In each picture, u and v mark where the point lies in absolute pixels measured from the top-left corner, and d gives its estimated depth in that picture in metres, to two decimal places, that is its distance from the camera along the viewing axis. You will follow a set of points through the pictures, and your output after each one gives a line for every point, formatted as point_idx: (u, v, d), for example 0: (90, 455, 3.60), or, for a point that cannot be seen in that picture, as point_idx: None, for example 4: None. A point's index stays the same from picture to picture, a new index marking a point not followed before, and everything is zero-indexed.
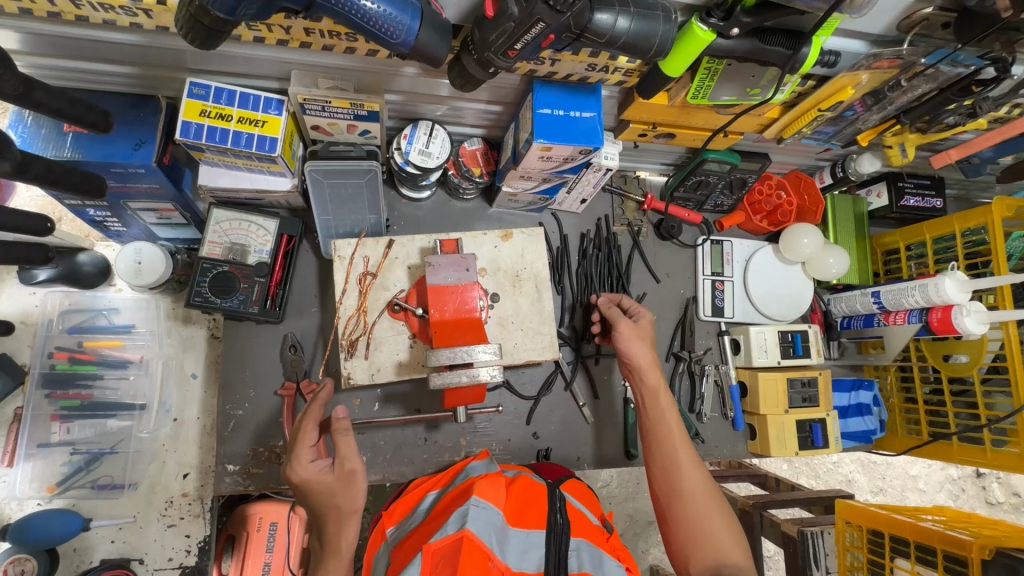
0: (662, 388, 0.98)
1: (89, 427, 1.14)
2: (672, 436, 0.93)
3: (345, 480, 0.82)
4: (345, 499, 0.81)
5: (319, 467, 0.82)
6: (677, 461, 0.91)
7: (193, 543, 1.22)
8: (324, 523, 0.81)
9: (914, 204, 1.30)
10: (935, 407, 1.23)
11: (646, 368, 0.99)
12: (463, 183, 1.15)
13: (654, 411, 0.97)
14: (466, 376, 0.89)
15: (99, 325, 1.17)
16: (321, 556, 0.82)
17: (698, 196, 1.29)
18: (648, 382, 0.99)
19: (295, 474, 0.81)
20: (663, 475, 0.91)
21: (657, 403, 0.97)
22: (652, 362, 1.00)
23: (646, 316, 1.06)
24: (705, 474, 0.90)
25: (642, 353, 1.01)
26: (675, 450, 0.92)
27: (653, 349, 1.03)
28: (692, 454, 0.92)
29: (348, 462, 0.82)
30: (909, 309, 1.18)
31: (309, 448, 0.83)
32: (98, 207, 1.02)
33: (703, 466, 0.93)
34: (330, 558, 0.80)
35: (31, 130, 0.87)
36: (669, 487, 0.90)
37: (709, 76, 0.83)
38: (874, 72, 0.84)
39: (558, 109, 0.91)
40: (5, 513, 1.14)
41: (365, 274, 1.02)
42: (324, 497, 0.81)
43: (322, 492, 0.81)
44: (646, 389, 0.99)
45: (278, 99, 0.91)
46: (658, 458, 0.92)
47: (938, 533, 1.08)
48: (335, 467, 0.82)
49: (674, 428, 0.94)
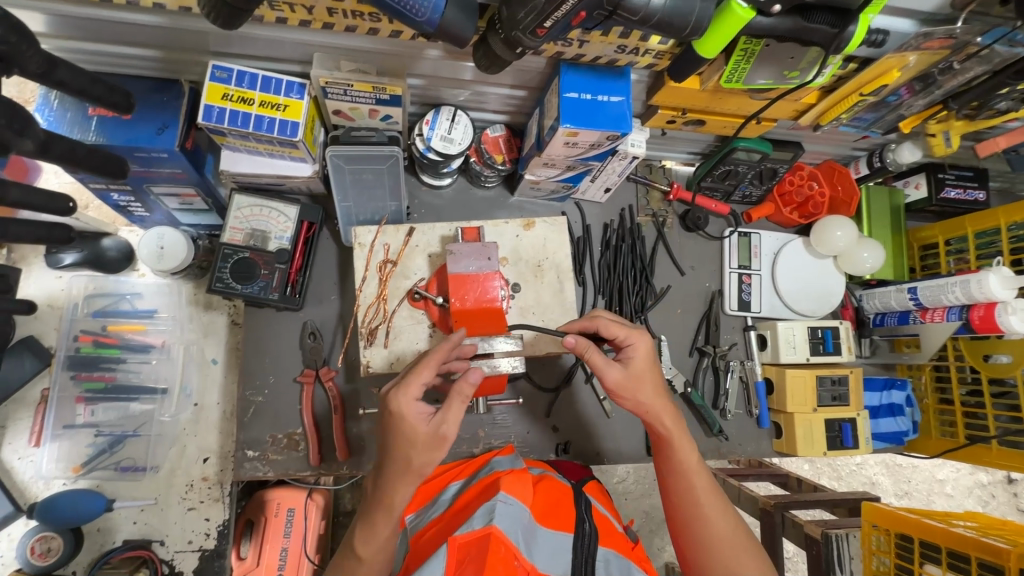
0: (680, 434, 0.89)
1: (112, 410, 1.15)
2: (696, 486, 0.87)
3: (427, 439, 0.76)
4: (419, 458, 0.76)
5: (419, 413, 0.76)
6: (703, 512, 0.86)
7: (212, 527, 1.23)
8: (389, 464, 0.76)
9: (955, 196, 1.23)
10: (972, 409, 1.18)
11: (657, 416, 0.88)
12: (485, 171, 1.13)
13: (673, 460, 0.89)
14: (486, 366, 0.88)
15: (123, 309, 1.17)
16: (370, 509, 0.79)
17: (726, 186, 1.25)
18: (661, 429, 0.88)
19: (394, 405, 0.75)
20: (689, 524, 0.87)
21: (674, 452, 0.88)
22: (662, 408, 0.88)
23: (637, 352, 0.86)
24: (731, 518, 0.87)
25: (647, 399, 0.87)
26: (700, 500, 0.87)
27: (655, 385, 0.88)
28: (717, 500, 0.87)
29: (445, 427, 0.76)
30: (948, 306, 1.14)
31: (419, 389, 0.77)
32: (122, 191, 1.02)
33: (728, 505, 0.89)
34: (379, 507, 0.77)
35: (56, 113, 0.87)
36: (696, 536, 0.86)
37: (745, 58, 0.80)
38: (923, 53, 0.80)
39: (585, 93, 0.88)
40: (32, 492, 1.16)
41: (385, 262, 1.01)
42: (404, 445, 0.75)
43: (408, 437, 0.75)
44: (660, 437, 0.89)
45: (300, 82, 0.90)
46: (682, 506, 0.88)
47: (972, 539, 1.04)
48: (431, 422, 0.76)
49: (697, 476, 0.88)
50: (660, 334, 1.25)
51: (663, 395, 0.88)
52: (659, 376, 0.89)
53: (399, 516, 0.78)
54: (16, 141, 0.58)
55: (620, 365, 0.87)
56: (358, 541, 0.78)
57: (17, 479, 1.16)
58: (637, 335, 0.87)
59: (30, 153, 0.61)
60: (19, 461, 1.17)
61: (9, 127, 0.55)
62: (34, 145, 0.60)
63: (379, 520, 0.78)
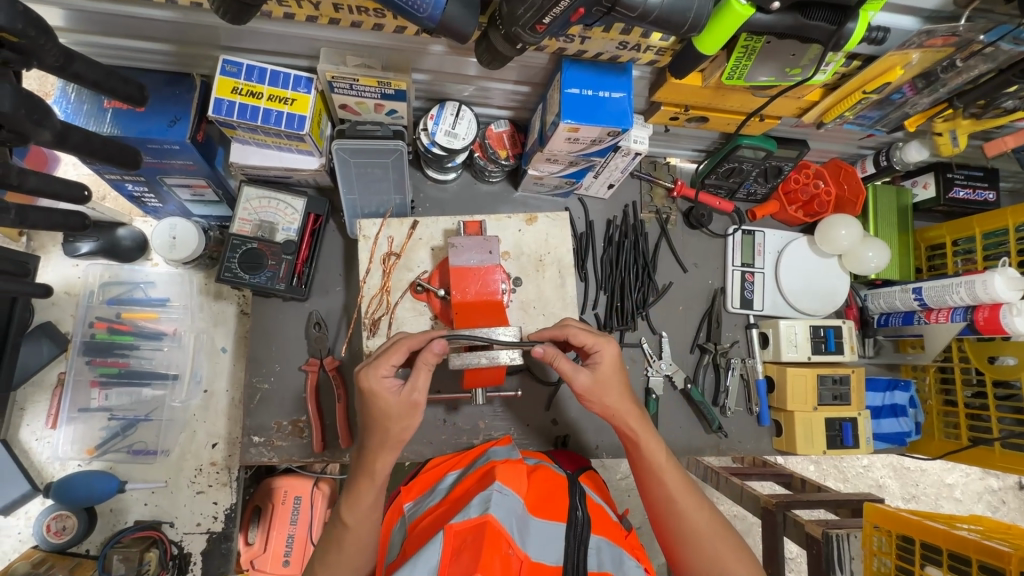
0: (646, 433, 0.89)
1: (125, 394, 1.19)
2: (667, 483, 0.88)
3: (402, 408, 0.82)
4: (395, 427, 0.83)
5: (390, 385, 0.82)
6: (677, 507, 0.87)
7: (219, 510, 1.26)
8: (370, 435, 0.84)
9: (964, 196, 1.22)
10: (977, 411, 1.17)
11: (623, 418, 0.88)
12: (489, 166, 1.14)
13: (642, 460, 0.89)
14: (485, 358, 0.86)
15: (137, 297, 1.21)
16: (355, 481, 0.86)
17: (730, 184, 1.25)
18: (627, 431, 0.89)
19: (368, 379, 0.82)
20: (666, 519, 0.88)
21: (643, 452, 0.89)
22: (626, 409, 0.88)
23: (604, 358, 0.86)
24: (707, 510, 0.87)
25: (613, 402, 0.88)
26: (673, 496, 0.87)
27: (622, 390, 0.88)
28: (690, 494, 0.88)
29: (416, 395, 0.82)
30: (953, 306, 1.13)
31: (389, 365, 0.83)
32: (137, 182, 1.05)
33: (704, 497, 0.90)
34: (362, 477, 0.85)
35: (74, 106, 0.90)
36: (674, 530, 0.87)
37: (746, 55, 0.80)
38: (926, 51, 0.80)
39: (587, 89, 0.89)
40: (48, 472, 1.20)
41: (389, 254, 1.03)
42: (382, 417, 0.82)
43: (381, 408, 0.82)
44: (628, 438, 0.90)
45: (307, 77, 0.92)
46: (657, 503, 0.88)
47: (974, 542, 1.03)
48: (402, 392, 0.82)
49: (668, 474, 0.88)
50: (661, 331, 1.26)
51: (626, 396, 0.89)
52: (624, 379, 0.89)
53: (381, 485, 0.85)
54: (35, 131, 0.60)
55: (586, 371, 0.87)
56: (344, 508, 0.85)
57: (34, 459, 1.20)
58: (604, 343, 0.88)
59: (48, 143, 0.63)
60: (37, 441, 1.21)
61: (28, 118, 0.58)
62: (51, 136, 0.62)
63: (362, 490, 0.84)
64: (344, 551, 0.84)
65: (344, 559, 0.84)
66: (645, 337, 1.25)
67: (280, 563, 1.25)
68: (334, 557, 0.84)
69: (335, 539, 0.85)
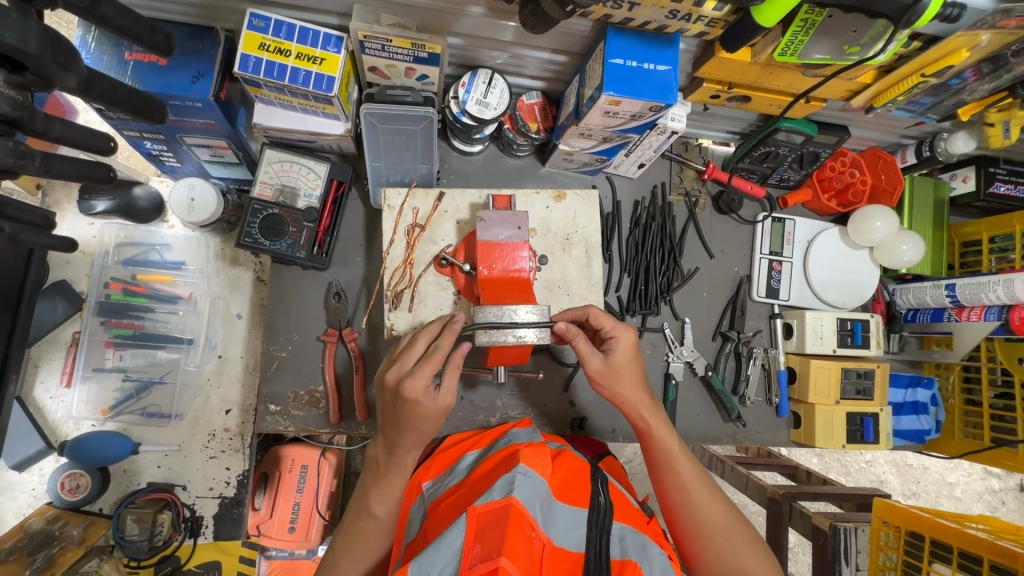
0: (658, 421, 0.89)
1: (139, 356, 1.18)
2: (681, 473, 0.86)
3: (437, 412, 0.81)
4: (428, 427, 0.82)
5: (431, 392, 0.80)
6: (692, 498, 0.85)
7: (232, 476, 1.26)
8: (405, 436, 0.82)
9: (1005, 192, 1.18)
10: (1000, 413, 1.15)
11: (635, 406, 0.88)
12: (518, 139, 1.11)
13: (654, 448, 0.88)
14: (511, 336, 0.83)
15: (153, 259, 1.20)
16: (383, 471, 0.86)
17: (764, 168, 1.21)
18: (638, 418, 0.89)
19: (411, 389, 0.79)
20: (678, 510, 0.86)
21: (654, 439, 0.88)
22: (637, 397, 0.88)
23: (620, 344, 0.86)
24: (721, 501, 0.86)
25: (625, 389, 0.87)
26: (687, 487, 0.86)
27: (636, 378, 0.88)
28: (704, 484, 0.87)
29: (449, 397, 0.81)
30: (987, 305, 1.10)
31: (426, 376, 0.79)
32: (155, 140, 1.02)
33: (716, 489, 0.88)
34: (392, 471, 0.85)
35: (94, 55, 0.86)
36: (685, 521, 0.85)
37: (804, 29, 0.76)
38: (997, 33, 0.76)
39: (630, 60, 0.84)
40: (63, 431, 1.20)
41: (413, 226, 1.00)
42: (412, 422, 0.81)
43: (418, 414, 0.80)
44: (640, 426, 0.89)
45: (337, 36, 0.87)
46: (670, 495, 0.86)
47: (986, 541, 1.02)
48: (438, 398, 0.80)
49: (681, 463, 0.87)
50: (683, 316, 1.23)
51: (640, 384, 0.89)
52: (638, 368, 0.89)
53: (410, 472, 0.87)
54: (59, 75, 0.56)
55: (600, 355, 0.87)
56: (374, 499, 0.86)
57: (48, 417, 1.20)
58: (622, 329, 0.88)
59: (73, 89, 0.59)
60: (51, 400, 1.20)
61: (54, 61, 0.54)
62: (76, 81, 0.58)
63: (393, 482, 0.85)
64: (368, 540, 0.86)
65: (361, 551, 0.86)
66: (668, 323, 1.23)
67: (286, 529, 1.25)
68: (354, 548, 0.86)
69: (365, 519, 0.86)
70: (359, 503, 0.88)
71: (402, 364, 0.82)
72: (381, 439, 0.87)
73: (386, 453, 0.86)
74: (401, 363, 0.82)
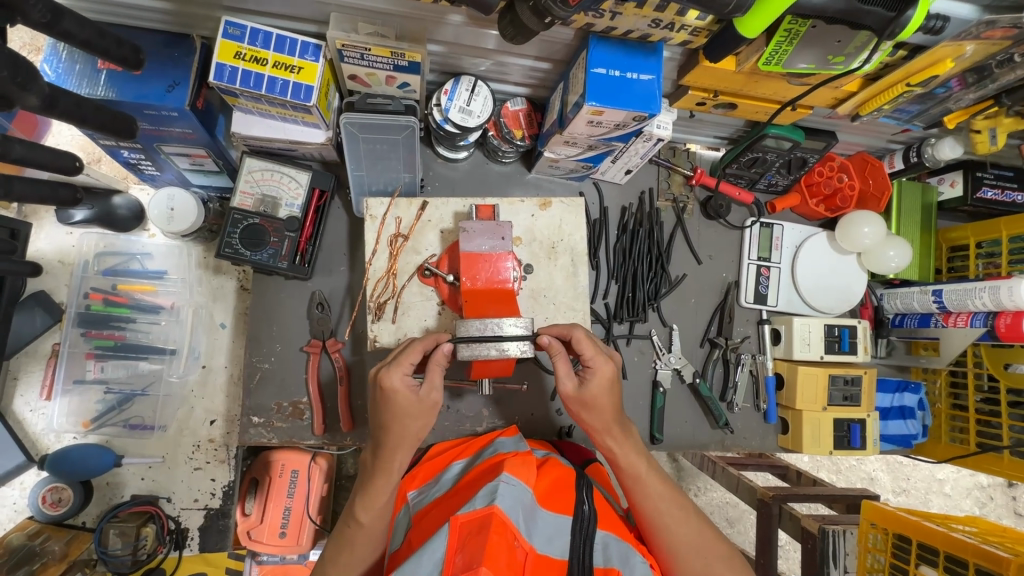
0: (626, 449, 0.87)
1: (122, 367, 1.17)
2: (652, 496, 0.86)
3: (422, 408, 0.79)
4: (415, 426, 0.80)
5: (410, 385, 0.79)
6: (662, 521, 0.85)
7: (217, 487, 1.26)
8: (387, 438, 0.80)
9: (993, 197, 1.17)
10: (986, 417, 1.15)
11: (603, 435, 0.86)
12: (502, 146, 1.09)
13: (624, 476, 0.87)
14: (494, 349, 0.82)
15: (134, 269, 1.18)
16: (370, 474, 0.82)
17: (751, 174, 1.19)
18: (607, 448, 0.87)
19: (389, 380, 0.79)
20: (651, 524, 0.85)
21: (624, 467, 0.86)
22: (606, 426, 0.86)
23: (597, 373, 0.83)
24: (693, 521, 0.86)
25: (594, 418, 0.85)
26: (660, 509, 0.85)
27: (609, 407, 0.85)
28: (678, 506, 0.86)
29: (435, 395, 0.80)
30: (974, 311, 1.09)
31: (409, 365, 0.80)
32: (133, 148, 1.00)
33: (689, 505, 0.88)
34: (380, 477, 0.81)
35: (65, 65, 0.84)
36: (659, 535, 0.85)
37: (788, 39, 0.75)
38: (981, 43, 0.76)
39: (614, 69, 0.83)
40: (44, 444, 1.19)
41: (396, 236, 0.99)
42: (393, 415, 0.79)
43: (397, 409, 0.79)
44: (608, 456, 0.88)
45: (315, 44, 0.86)
46: (642, 511, 0.85)
47: (972, 545, 1.01)
48: (421, 392, 0.80)
49: (652, 486, 0.86)
50: (671, 323, 1.23)
51: (609, 412, 0.87)
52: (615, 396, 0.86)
53: (398, 478, 0.82)
54: (20, 95, 0.55)
55: (574, 380, 0.85)
56: (360, 508, 0.81)
57: (29, 430, 1.19)
58: (602, 359, 0.84)
59: (35, 107, 0.58)
60: (31, 413, 1.19)
61: (12, 81, 0.52)
62: (39, 99, 0.57)
63: (378, 489, 0.81)
64: (356, 552, 0.83)
65: (356, 558, 0.83)
66: (656, 329, 1.22)
67: (277, 534, 1.21)
68: (346, 558, 0.83)
69: (351, 524, 0.82)
70: (349, 511, 0.84)
71: (385, 359, 0.83)
72: (370, 442, 0.84)
73: (372, 457, 0.82)
74: (388, 358, 0.84)
